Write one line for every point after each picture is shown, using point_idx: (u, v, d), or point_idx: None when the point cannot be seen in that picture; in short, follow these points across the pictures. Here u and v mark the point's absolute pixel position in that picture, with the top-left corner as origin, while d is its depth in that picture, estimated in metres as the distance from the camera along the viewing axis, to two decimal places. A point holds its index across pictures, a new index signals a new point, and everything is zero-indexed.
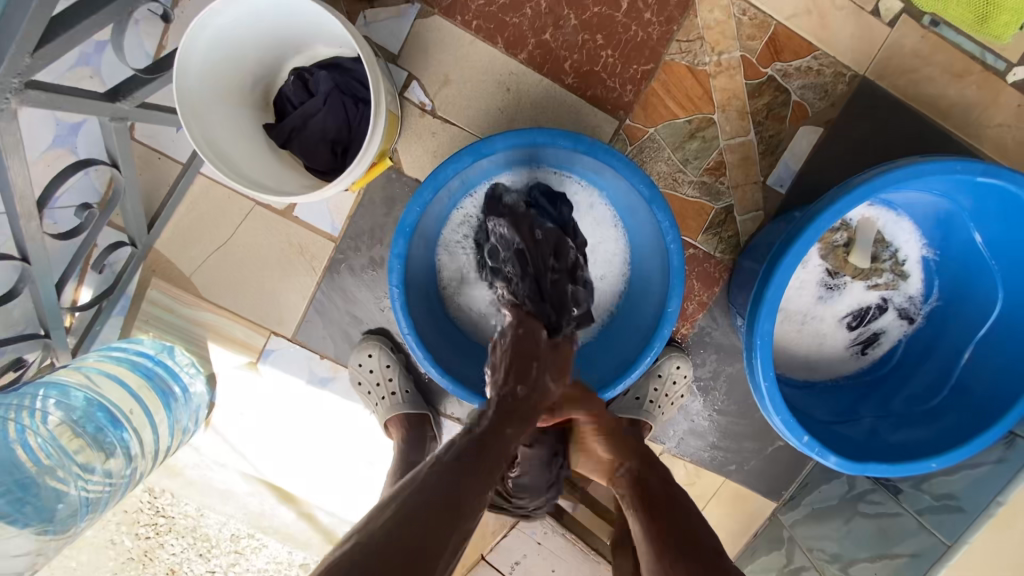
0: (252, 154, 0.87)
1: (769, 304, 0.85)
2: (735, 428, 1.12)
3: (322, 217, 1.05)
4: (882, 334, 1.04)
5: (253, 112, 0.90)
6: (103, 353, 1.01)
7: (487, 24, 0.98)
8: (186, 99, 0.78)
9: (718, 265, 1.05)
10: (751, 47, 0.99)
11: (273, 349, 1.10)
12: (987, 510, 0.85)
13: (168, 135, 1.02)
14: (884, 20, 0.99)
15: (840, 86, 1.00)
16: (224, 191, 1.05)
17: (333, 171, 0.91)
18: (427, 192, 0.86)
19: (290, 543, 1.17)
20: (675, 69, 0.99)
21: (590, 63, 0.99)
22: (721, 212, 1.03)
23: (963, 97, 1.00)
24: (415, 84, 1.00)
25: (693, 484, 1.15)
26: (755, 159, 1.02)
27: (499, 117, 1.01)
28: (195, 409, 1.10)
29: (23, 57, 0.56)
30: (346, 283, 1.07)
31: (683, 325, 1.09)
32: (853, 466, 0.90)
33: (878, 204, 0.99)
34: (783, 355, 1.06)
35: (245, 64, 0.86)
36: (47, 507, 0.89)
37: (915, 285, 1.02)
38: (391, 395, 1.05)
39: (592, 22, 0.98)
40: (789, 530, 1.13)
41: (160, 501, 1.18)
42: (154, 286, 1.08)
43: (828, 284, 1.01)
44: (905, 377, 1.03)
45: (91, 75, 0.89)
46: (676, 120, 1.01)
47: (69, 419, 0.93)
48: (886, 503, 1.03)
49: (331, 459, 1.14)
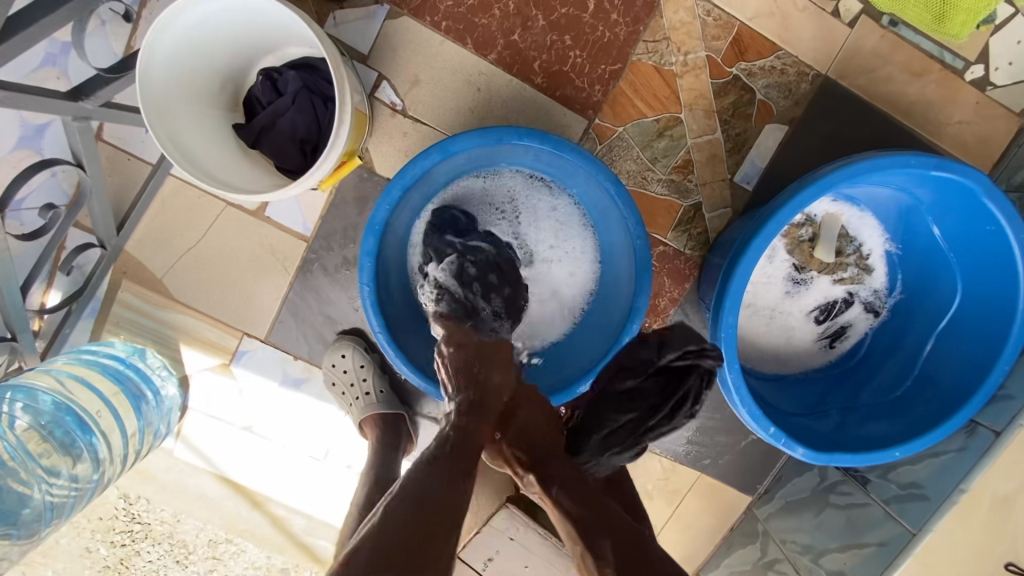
0: (221, 154, 0.87)
1: (732, 297, 0.87)
2: (709, 423, 1.14)
3: (294, 218, 1.05)
4: (848, 327, 1.06)
5: (221, 113, 0.90)
6: (73, 356, 1.00)
7: (457, 25, 0.99)
8: (152, 99, 0.78)
9: (688, 262, 1.07)
10: (716, 47, 1.01)
11: (247, 350, 1.10)
12: (950, 497, 0.86)
13: (137, 136, 1.02)
14: (844, 21, 1.01)
15: (803, 85, 1.02)
16: (195, 192, 1.05)
17: (303, 170, 0.92)
18: (396, 190, 0.87)
19: (268, 546, 1.16)
20: (642, 69, 1.01)
21: (558, 64, 1.01)
22: (690, 210, 1.05)
23: (923, 95, 1.03)
24: (385, 85, 1.01)
25: (669, 480, 1.16)
26: (723, 157, 1.03)
27: (470, 117, 1.02)
28: (167, 411, 1.09)
29: None
30: (319, 284, 1.07)
31: (656, 321, 1.10)
32: (819, 457, 0.91)
33: (842, 200, 1.01)
34: (754, 350, 1.07)
35: (211, 65, 0.86)
36: (11, 512, 0.88)
37: (879, 279, 1.04)
38: (366, 395, 1.05)
39: (560, 23, 1.00)
40: (764, 523, 1.14)
41: (136, 507, 1.17)
42: (124, 288, 1.07)
43: (796, 279, 1.03)
44: (871, 370, 1.05)
45: (58, 76, 0.88)
46: (644, 120, 1.02)
47: (37, 424, 0.92)
48: (855, 493, 1.05)
49: (306, 462, 1.14)
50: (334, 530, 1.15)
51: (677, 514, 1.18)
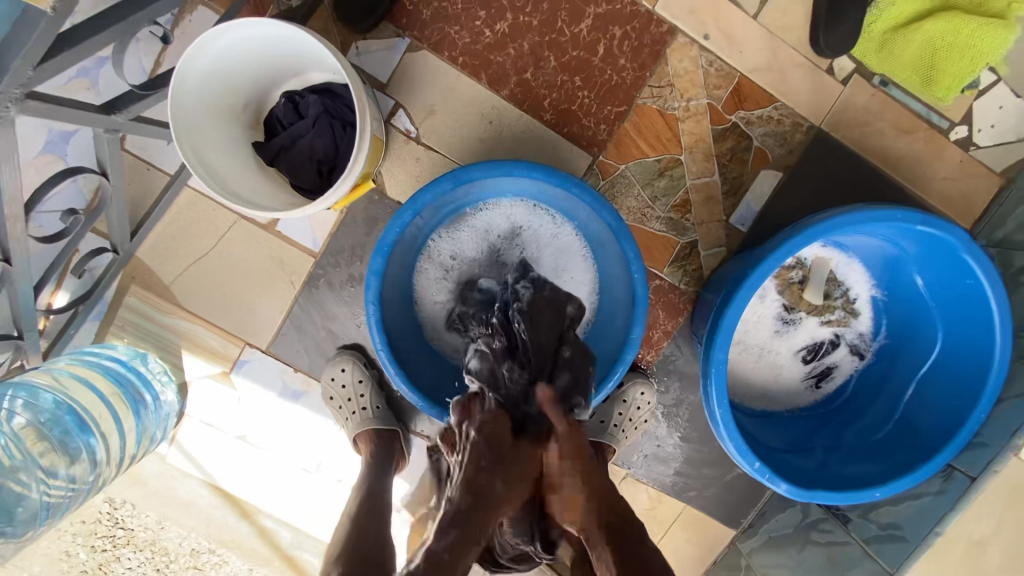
0: (240, 172, 0.91)
1: (724, 333, 0.90)
2: (696, 455, 1.16)
3: (304, 233, 1.08)
4: (834, 368, 1.09)
5: (243, 132, 0.94)
6: (75, 356, 1.01)
7: (473, 61, 1.05)
8: (181, 119, 0.82)
9: (683, 296, 1.11)
10: (717, 95, 1.07)
11: (248, 360, 1.11)
12: (927, 539, 0.90)
13: (157, 147, 1.05)
14: (837, 78, 1.07)
15: (798, 135, 1.08)
16: (209, 204, 1.08)
17: (318, 190, 0.95)
18: (406, 215, 0.90)
19: (253, 557, 1.16)
20: (646, 112, 1.06)
21: (568, 102, 1.06)
22: (686, 247, 1.09)
23: (910, 151, 1.09)
24: (401, 112, 1.05)
25: (656, 510, 1.19)
26: (719, 199, 1.08)
27: (480, 147, 1.07)
28: (166, 416, 1.11)
29: (27, 71, 0.59)
30: (324, 298, 1.10)
31: (649, 352, 1.13)
32: (802, 494, 0.93)
33: (831, 246, 1.05)
34: (742, 386, 1.11)
35: (236, 87, 0.90)
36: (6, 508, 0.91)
37: (865, 323, 1.08)
38: (362, 410, 1.07)
39: (570, 65, 1.05)
40: (746, 557, 1.15)
41: (120, 512, 1.17)
42: (132, 293, 1.10)
43: (785, 319, 1.07)
44: (856, 411, 1.08)
45: (88, 87, 0.92)
46: (646, 159, 1.07)
47: (36, 422, 0.94)
48: (836, 530, 1.07)
49: (297, 474, 1.14)
50: (320, 545, 1.16)
51: (661, 545, 1.19)
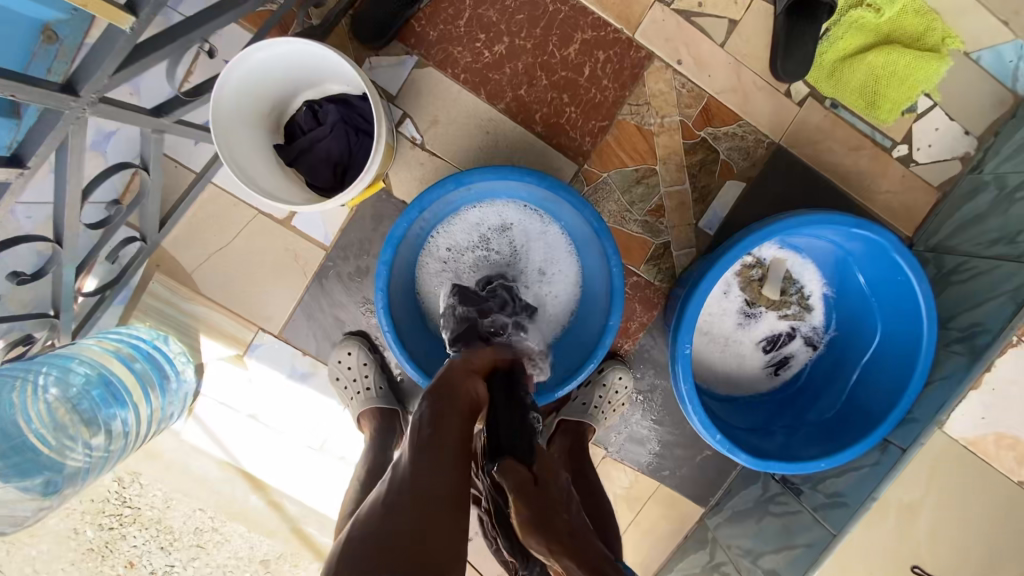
0: (265, 171, 1.02)
1: (689, 320, 1.02)
2: (669, 437, 1.28)
3: (316, 228, 1.19)
4: (791, 357, 1.23)
5: (267, 136, 1.06)
6: (101, 336, 1.11)
7: (473, 78, 1.18)
8: (218, 123, 0.94)
9: (657, 292, 1.24)
10: (688, 113, 1.20)
11: (260, 344, 1.22)
12: (865, 504, 1.02)
13: (184, 147, 1.16)
14: (794, 101, 1.22)
15: (759, 150, 1.22)
16: (230, 200, 1.19)
17: (333, 189, 1.07)
18: (413, 212, 1.02)
19: (258, 530, 1.25)
20: (626, 127, 1.20)
21: (556, 116, 1.19)
22: (660, 247, 1.22)
23: (857, 166, 1.23)
24: (408, 122, 1.18)
25: (631, 488, 1.30)
26: (689, 205, 1.22)
27: (478, 154, 1.19)
28: (185, 393, 1.20)
29: (103, 79, 0.71)
30: (333, 288, 1.21)
31: (627, 341, 1.26)
32: (758, 464, 1.06)
33: (788, 248, 1.19)
34: (708, 372, 1.24)
35: (264, 96, 1.02)
36: (54, 464, 1.01)
37: (818, 317, 1.21)
38: (366, 390, 1.17)
39: (559, 83, 1.18)
40: (713, 531, 1.28)
41: (128, 491, 1.26)
42: (155, 280, 1.20)
43: (747, 313, 1.20)
44: (810, 397, 1.21)
45: (130, 92, 1.04)
46: (625, 168, 1.20)
47: (66, 396, 1.02)
48: (790, 502, 1.19)
49: (303, 451, 1.24)
50: (325, 519, 1.25)
51: (636, 520, 1.31)
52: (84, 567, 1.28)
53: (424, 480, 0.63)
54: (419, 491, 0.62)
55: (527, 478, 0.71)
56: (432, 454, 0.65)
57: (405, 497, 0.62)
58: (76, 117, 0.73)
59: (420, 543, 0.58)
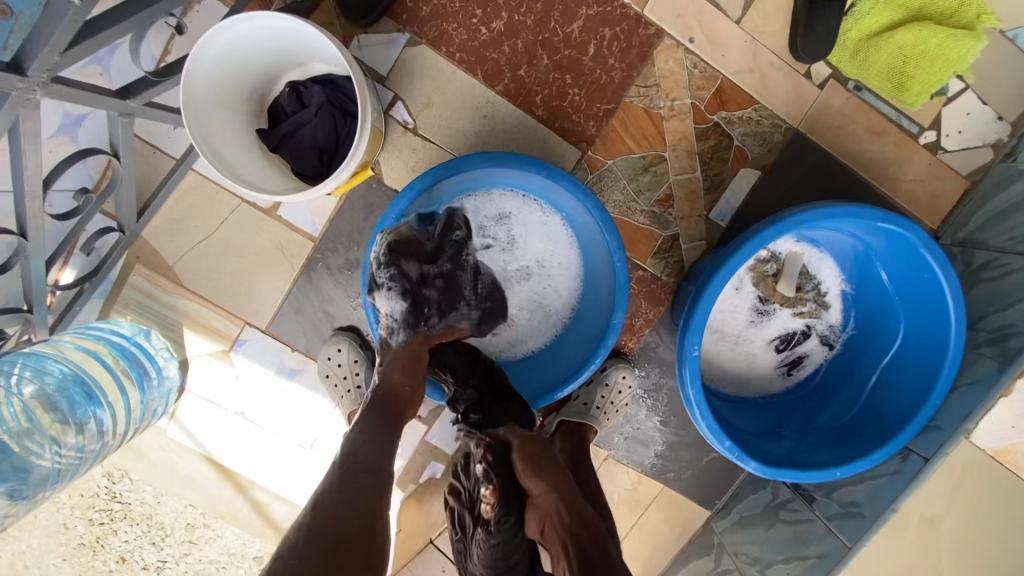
0: (245, 157, 0.96)
1: (698, 319, 0.96)
2: (674, 438, 1.22)
3: (304, 218, 1.13)
4: (805, 357, 1.16)
5: (247, 120, 0.99)
6: (80, 332, 1.05)
7: (469, 57, 1.10)
8: (190, 106, 0.87)
9: (664, 287, 1.17)
10: (700, 96, 1.12)
11: (247, 339, 1.16)
12: (883, 515, 0.96)
13: (163, 131, 1.10)
14: (814, 83, 1.13)
15: (776, 136, 1.14)
16: (213, 188, 1.13)
17: (318, 177, 1.00)
18: (403, 201, 0.96)
19: (247, 530, 1.21)
20: (633, 110, 1.12)
21: (559, 99, 1.11)
22: (668, 240, 1.15)
23: (881, 153, 1.15)
24: (400, 104, 1.10)
25: (634, 491, 1.25)
26: (700, 195, 1.14)
27: (474, 140, 1.12)
28: (167, 392, 1.15)
29: (53, 56, 0.65)
30: (322, 281, 1.15)
31: (631, 338, 1.19)
32: (769, 472, 1.00)
33: (804, 241, 1.12)
34: (717, 372, 1.17)
35: (243, 76, 0.95)
36: (22, 467, 0.95)
37: (835, 315, 1.14)
38: (357, 388, 1.12)
39: (562, 63, 1.10)
40: (719, 536, 1.22)
41: (118, 486, 1.22)
42: (136, 273, 1.14)
43: (759, 310, 1.13)
44: (825, 398, 1.14)
45: (100, 73, 0.98)
46: (632, 155, 1.13)
47: (42, 392, 0.98)
48: (801, 510, 1.13)
49: (293, 450, 1.19)
50: None
51: (639, 523, 1.26)
52: (76, 562, 1.24)
53: (368, 458, 0.78)
54: (365, 466, 0.77)
55: (526, 433, 0.91)
56: (381, 430, 0.81)
57: (345, 486, 0.74)
58: (25, 99, 0.66)
59: (350, 526, 0.70)
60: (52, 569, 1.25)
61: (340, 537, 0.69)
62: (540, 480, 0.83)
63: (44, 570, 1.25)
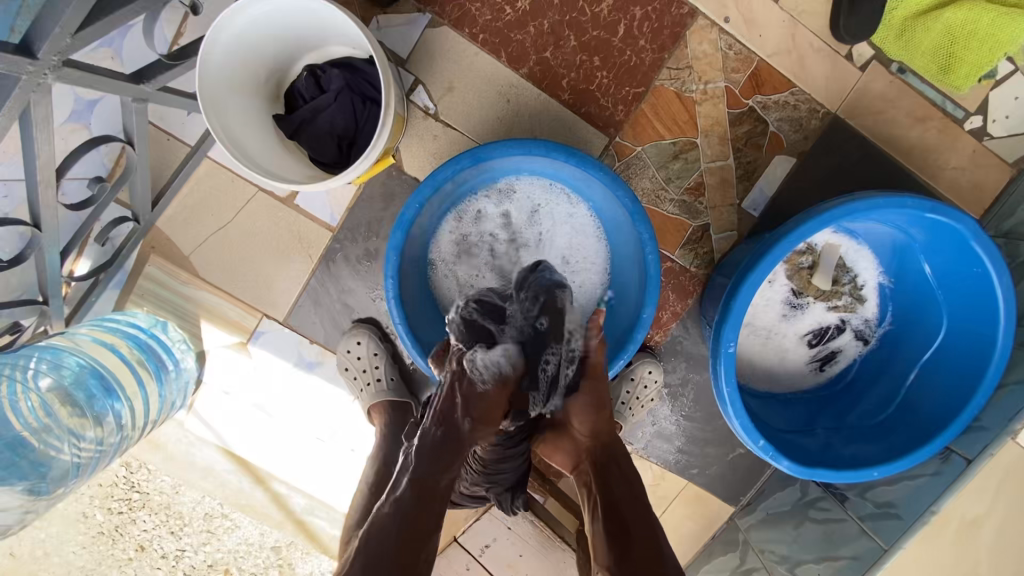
0: (262, 144, 0.92)
1: (734, 315, 0.92)
2: (700, 434, 1.19)
3: (322, 207, 1.10)
4: (839, 352, 1.12)
5: (264, 105, 0.96)
6: (95, 325, 1.04)
7: (493, 38, 1.05)
8: (207, 90, 0.83)
9: (693, 279, 1.13)
10: (734, 79, 1.07)
11: (264, 331, 1.14)
12: (923, 517, 0.91)
13: (177, 118, 1.06)
14: (856, 65, 1.07)
15: (813, 121, 1.08)
16: (228, 175, 1.09)
17: (338, 165, 0.96)
18: (426, 190, 0.92)
19: (266, 522, 1.20)
20: (664, 94, 1.07)
21: (586, 82, 1.06)
22: (698, 230, 1.11)
23: (924, 140, 1.09)
24: (420, 89, 1.06)
25: (658, 486, 1.22)
26: (732, 183, 1.09)
27: (498, 126, 1.07)
28: (184, 384, 1.13)
29: (65, 38, 0.61)
30: (341, 273, 1.11)
31: (657, 332, 1.16)
32: (802, 471, 0.96)
33: (842, 232, 1.07)
34: (746, 367, 1.14)
35: (259, 60, 0.91)
36: (40, 464, 0.92)
37: (871, 309, 1.10)
38: (377, 381, 1.10)
39: (590, 45, 1.05)
40: (744, 533, 1.20)
41: (136, 476, 1.21)
42: (151, 263, 1.12)
43: (793, 304, 1.09)
44: (860, 394, 1.11)
45: (112, 57, 0.93)
46: (662, 141, 1.08)
47: (60, 384, 0.95)
48: (834, 509, 1.11)
49: (312, 443, 1.18)
50: (333, 512, 1.19)
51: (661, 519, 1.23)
52: (95, 550, 1.24)
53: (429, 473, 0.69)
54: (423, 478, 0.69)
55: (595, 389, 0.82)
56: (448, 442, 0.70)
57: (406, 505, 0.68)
58: (36, 83, 0.63)
59: (416, 538, 0.66)
60: (72, 557, 1.24)
61: (412, 553, 0.66)
62: (590, 420, 0.82)
63: (64, 558, 1.25)
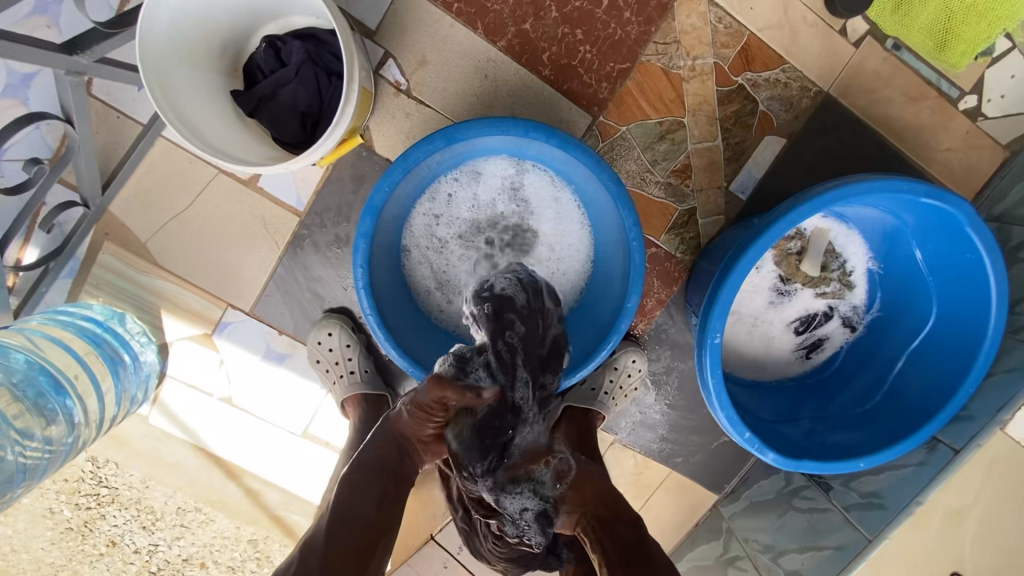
0: (218, 122, 0.85)
1: (721, 305, 0.89)
2: (684, 422, 1.17)
3: (288, 190, 1.03)
4: (825, 339, 1.09)
5: (220, 79, 0.88)
6: (48, 317, 0.98)
7: (469, 8, 0.98)
8: (150, 62, 0.76)
9: (678, 265, 1.09)
10: (723, 55, 1.02)
11: (231, 322, 1.08)
12: (907, 509, 0.91)
13: (128, 93, 0.98)
14: (850, 40, 1.02)
15: (805, 100, 1.04)
16: (187, 157, 1.02)
17: (301, 145, 0.90)
18: (396, 173, 0.86)
19: (238, 517, 1.16)
20: (650, 71, 1.01)
21: (568, 57, 1.00)
22: (684, 214, 1.07)
23: (917, 120, 1.04)
24: (391, 62, 0.99)
25: (642, 475, 1.20)
26: (720, 165, 1.05)
27: (474, 104, 1.01)
28: (145, 378, 1.07)
29: None
30: (310, 260, 1.05)
31: (642, 321, 1.12)
32: (788, 464, 0.94)
33: (831, 216, 1.04)
34: (732, 356, 1.11)
35: (212, 29, 0.84)
36: None
37: (859, 295, 1.07)
38: (350, 373, 1.05)
39: (572, 16, 0.99)
40: (728, 521, 1.18)
41: (103, 471, 1.15)
42: (107, 250, 1.04)
43: (780, 290, 1.06)
44: (845, 381, 1.09)
45: (49, 25, 0.86)
46: (648, 121, 1.03)
47: (7, 382, 0.90)
48: (818, 498, 1.10)
49: (284, 437, 1.13)
50: (309, 506, 1.15)
51: (645, 508, 1.22)
52: (65, 546, 1.19)
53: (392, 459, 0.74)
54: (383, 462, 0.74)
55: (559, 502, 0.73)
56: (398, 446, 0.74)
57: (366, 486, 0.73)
58: None
59: (374, 529, 0.70)
60: (42, 553, 1.20)
61: (376, 524, 0.71)
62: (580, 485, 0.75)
63: (33, 554, 1.20)
